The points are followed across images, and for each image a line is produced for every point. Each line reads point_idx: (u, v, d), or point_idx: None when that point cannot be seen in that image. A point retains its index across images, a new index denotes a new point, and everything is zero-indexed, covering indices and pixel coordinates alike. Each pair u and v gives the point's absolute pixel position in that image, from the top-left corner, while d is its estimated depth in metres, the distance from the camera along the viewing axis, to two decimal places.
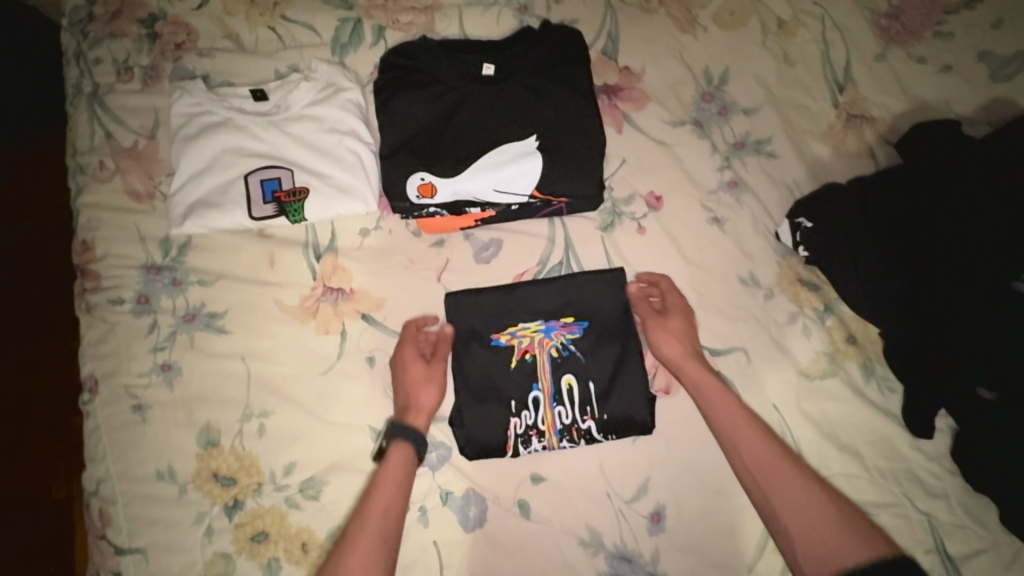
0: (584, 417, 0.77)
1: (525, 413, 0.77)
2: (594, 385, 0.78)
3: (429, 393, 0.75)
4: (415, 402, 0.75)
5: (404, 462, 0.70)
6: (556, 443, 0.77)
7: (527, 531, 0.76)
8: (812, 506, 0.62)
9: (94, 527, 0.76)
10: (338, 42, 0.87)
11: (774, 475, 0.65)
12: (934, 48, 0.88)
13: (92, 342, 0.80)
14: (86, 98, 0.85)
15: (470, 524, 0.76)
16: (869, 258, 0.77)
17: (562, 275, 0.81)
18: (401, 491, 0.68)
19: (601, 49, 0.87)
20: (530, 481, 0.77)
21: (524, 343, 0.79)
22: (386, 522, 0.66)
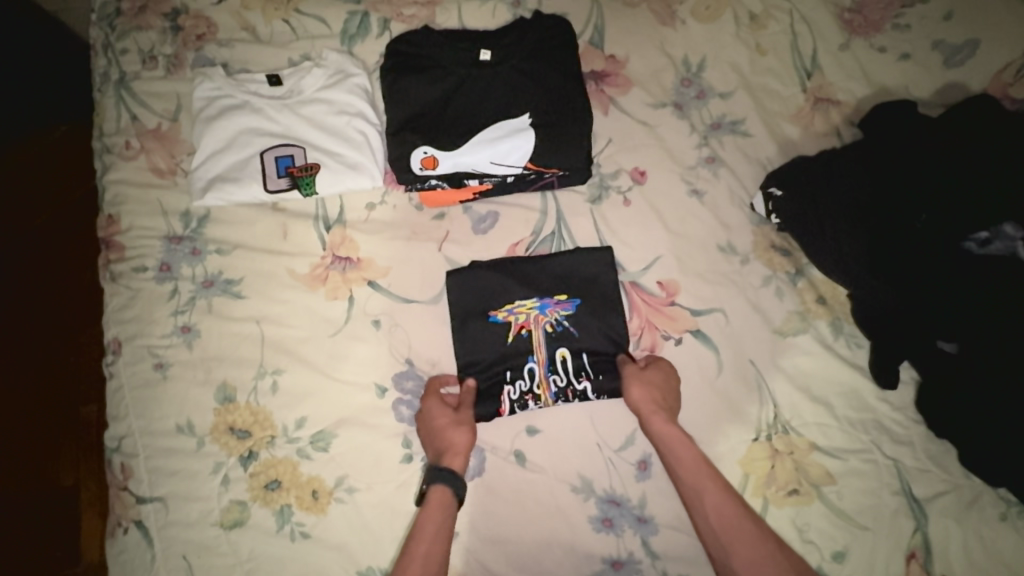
0: (579, 380, 0.83)
1: (520, 381, 0.83)
2: (586, 356, 0.84)
3: (463, 434, 0.78)
4: (450, 447, 0.77)
5: (446, 507, 0.74)
6: (551, 406, 0.83)
7: (523, 479, 0.81)
8: (768, 558, 0.69)
9: (117, 480, 0.81)
10: (346, 34, 0.95)
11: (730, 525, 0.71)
12: (893, 38, 0.96)
13: (116, 308, 0.86)
14: (114, 85, 0.92)
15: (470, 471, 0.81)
16: (836, 227, 0.84)
17: (555, 255, 0.87)
18: (442, 536, 0.73)
19: (588, 39, 0.95)
20: (523, 440, 0.83)
21: (519, 314, 0.85)
22: (432, 547, 0.71)
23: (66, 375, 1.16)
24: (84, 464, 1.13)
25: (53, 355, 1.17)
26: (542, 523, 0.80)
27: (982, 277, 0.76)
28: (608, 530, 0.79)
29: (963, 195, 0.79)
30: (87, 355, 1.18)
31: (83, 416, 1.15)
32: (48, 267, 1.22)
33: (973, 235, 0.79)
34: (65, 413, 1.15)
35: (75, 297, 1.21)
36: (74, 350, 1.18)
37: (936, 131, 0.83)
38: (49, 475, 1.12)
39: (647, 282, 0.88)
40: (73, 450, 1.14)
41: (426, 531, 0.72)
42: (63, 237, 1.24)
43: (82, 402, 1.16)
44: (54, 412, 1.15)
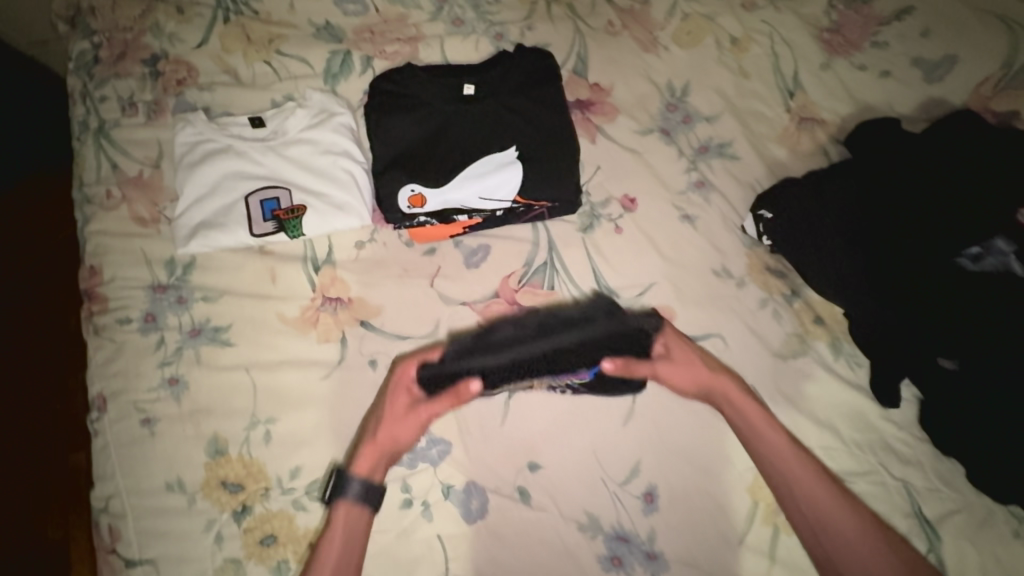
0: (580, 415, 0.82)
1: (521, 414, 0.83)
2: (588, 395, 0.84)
3: (399, 429, 0.77)
4: (375, 445, 0.76)
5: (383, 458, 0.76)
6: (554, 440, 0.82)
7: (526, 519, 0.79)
8: (827, 493, 0.74)
9: (105, 543, 0.78)
10: (329, 72, 0.94)
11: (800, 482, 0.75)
12: (873, 56, 0.97)
13: (101, 362, 0.83)
14: (93, 134, 0.91)
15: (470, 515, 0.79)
16: (827, 245, 0.84)
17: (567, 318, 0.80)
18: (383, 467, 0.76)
19: (572, 69, 0.95)
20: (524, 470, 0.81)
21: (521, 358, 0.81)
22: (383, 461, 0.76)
23: (52, 426, 1.13)
24: (72, 518, 1.08)
25: (39, 404, 1.14)
26: (550, 567, 0.77)
27: (971, 285, 0.77)
28: (618, 570, 0.76)
29: (954, 209, 0.80)
30: (77, 402, 1.16)
31: (72, 464, 1.11)
32: (31, 315, 1.19)
33: (967, 250, 0.80)
34: (53, 464, 1.11)
35: (62, 344, 1.19)
36: (61, 400, 1.15)
37: (918, 147, 0.86)
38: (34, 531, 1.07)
39: (642, 309, 0.86)
40: (60, 503, 1.09)
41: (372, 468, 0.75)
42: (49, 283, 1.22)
43: (70, 450, 1.12)
44: (37, 463, 1.11)
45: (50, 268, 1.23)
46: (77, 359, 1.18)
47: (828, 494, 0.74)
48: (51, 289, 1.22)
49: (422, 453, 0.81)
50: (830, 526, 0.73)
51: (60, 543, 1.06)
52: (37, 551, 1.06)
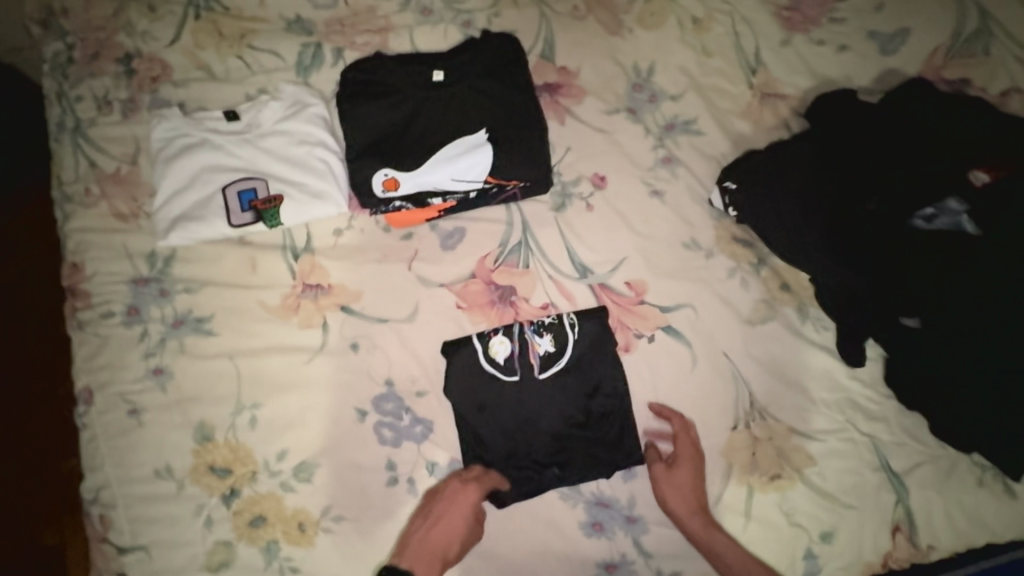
0: (563, 391, 0.83)
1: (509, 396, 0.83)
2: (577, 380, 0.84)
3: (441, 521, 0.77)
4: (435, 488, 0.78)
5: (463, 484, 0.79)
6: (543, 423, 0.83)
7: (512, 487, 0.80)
8: None
9: (96, 532, 0.79)
10: (302, 65, 0.96)
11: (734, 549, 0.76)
12: (830, 31, 1.00)
13: (86, 356, 0.84)
14: (70, 133, 0.92)
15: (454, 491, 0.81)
16: (790, 213, 0.87)
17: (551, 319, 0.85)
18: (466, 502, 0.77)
19: (540, 54, 0.98)
20: (508, 443, 0.81)
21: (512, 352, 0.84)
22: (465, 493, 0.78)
23: (42, 432, 1.14)
24: (66, 523, 1.10)
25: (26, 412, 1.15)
26: (533, 535, 0.79)
27: (926, 246, 0.81)
28: (600, 535, 0.79)
29: (908, 174, 0.84)
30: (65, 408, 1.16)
31: (64, 470, 1.13)
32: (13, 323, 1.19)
33: (921, 212, 0.83)
34: (45, 471, 1.12)
35: (46, 351, 1.19)
36: (49, 406, 1.16)
37: (873, 116, 0.89)
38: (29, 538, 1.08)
39: (615, 283, 0.88)
40: (54, 509, 1.11)
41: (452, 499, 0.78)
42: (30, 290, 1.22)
43: (61, 457, 1.13)
44: (27, 470, 1.11)
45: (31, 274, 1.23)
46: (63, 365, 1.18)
47: None
48: (32, 295, 1.22)
49: (406, 432, 0.83)
50: None
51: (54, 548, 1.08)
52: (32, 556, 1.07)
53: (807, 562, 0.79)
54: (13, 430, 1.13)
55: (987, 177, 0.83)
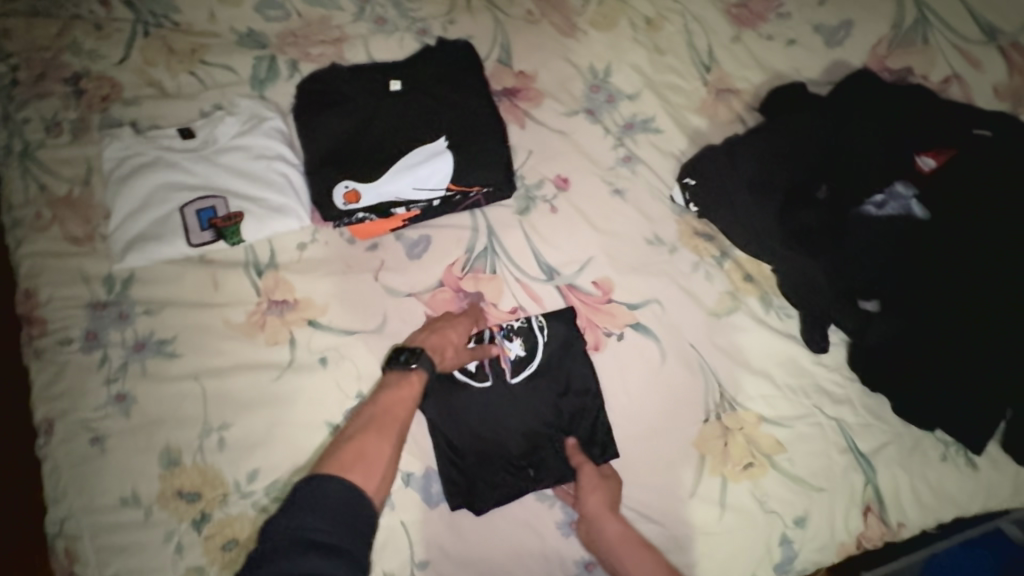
0: (535, 392, 0.83)
1: (482, 403, 0.82)
2: (545, 381, 0.84)
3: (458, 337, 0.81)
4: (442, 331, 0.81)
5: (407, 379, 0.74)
6: (516, 426, 0.82)
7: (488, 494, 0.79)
8: None
9: (62, 566, 0.77)
10: (256, 79, 0.95)
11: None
12: (779, 27, 1.03)
13: (44, 385, 0.82)
14: (17, 157, 0.89)
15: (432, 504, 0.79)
16: (746, 205, 0.88)
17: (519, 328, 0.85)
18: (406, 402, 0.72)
19: (496, 59, 0.98)
20: (484, 450, 0.81)
21: (484, 358, 0.83)
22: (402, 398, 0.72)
23: None
24: None
25: None
26: (513, 539, 0.79)
27: (881, 230, 0.85)
28: (577, 533, 0.80)
29: (858, 162, 0.87)
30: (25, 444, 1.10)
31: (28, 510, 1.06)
32: None
33: (871, 198, 0.87)
34: None
35: None
36: None
37: (823, 107, 0.91)
38: None
39: (582, 283, 0.89)
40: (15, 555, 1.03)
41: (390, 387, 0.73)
42: None
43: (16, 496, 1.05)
44: None
45: None
46: None
47: None
48: None
49: None
50: None
51: None
52: None
53: (783, 547, 0.81)
54: None
55: (932, 162, 0.87)
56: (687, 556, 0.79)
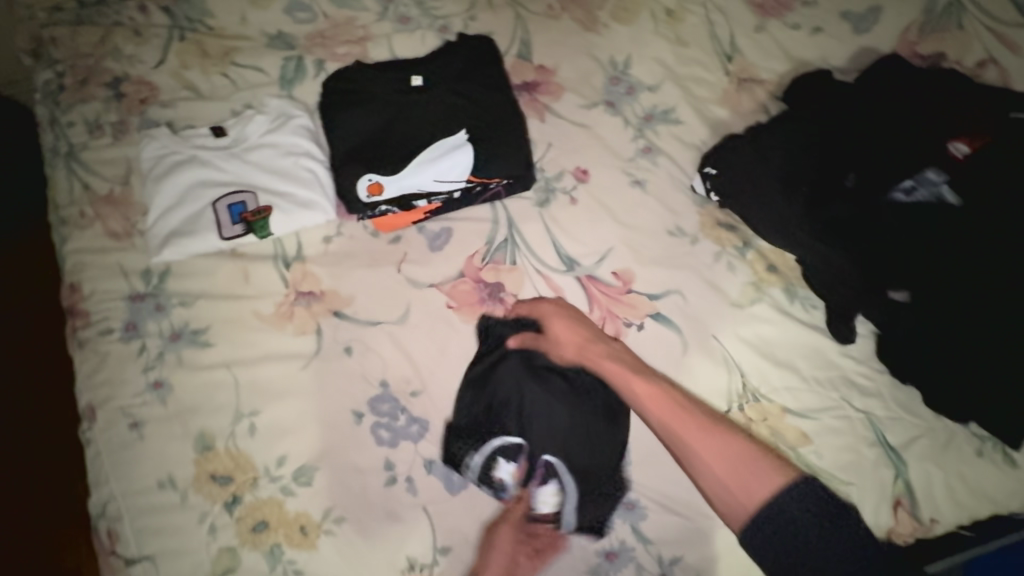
0: (550, 378, 0.83)
1: (498, 390, 0.83)
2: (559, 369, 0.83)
3: (499, 558, 0.76)
4: (487, 570, 0.75)
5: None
6: (532, 413, 0.81)
7: (550, 471, 0.80)
8: (718, 463, 0.65)
9: (105, 546, 0.81)
10: (284, 79, 0.98)
11: (690, 433, 0.68)
12: (804, 15, 1.01)
13: (86, 373, 0.86)
14: (63, 158, 0.94)
15: (569, 488, 0.80)
16: (769, 194, 0.87)
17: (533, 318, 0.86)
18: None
19: (516, 54, 0.99)
20: (524, 444, 0.81)
21: (490, 363, 0.85)
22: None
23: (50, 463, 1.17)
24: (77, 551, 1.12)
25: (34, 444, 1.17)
26: (535, 529, 0.80)
27: (911, 220, 0.82)
28: (598, 524, 0.80)
29: (886, 149, 0.85)
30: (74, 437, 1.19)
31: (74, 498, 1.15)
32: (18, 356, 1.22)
33: (900, 185, 0.84)
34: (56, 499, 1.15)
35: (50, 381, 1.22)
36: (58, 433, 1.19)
37: (849, 95, 0.90)
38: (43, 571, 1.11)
39: (602, 274, 0.89)
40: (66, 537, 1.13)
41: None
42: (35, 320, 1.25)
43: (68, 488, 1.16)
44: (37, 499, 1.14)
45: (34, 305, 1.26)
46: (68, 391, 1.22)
47: (716, 456, 0.65)
48: (37, 326, 1.25)
49: (403, 432, 0.84)
50: (718, 473, 0.64)
51: None
52: None
53: None
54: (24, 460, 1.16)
55: (966, 148, 0.83)
56: (709, 548, 0.79)
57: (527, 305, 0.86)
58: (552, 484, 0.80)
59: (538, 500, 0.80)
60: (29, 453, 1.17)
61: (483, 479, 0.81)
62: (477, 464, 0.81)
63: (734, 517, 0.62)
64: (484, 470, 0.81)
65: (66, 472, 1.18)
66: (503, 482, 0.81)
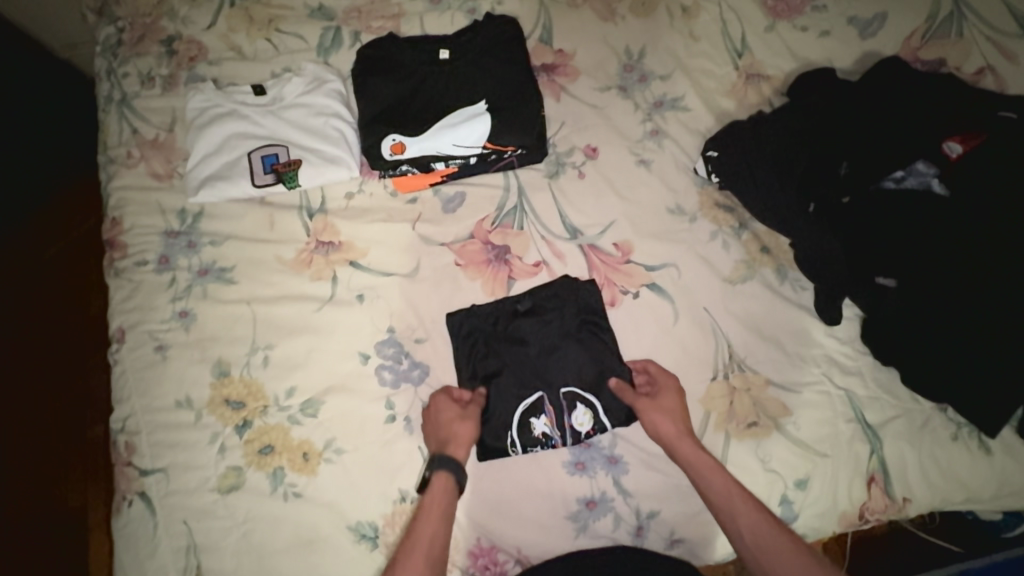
0: (549, 334, 0.88)
1: (499, 342, 0.88)
2: (558, 326, 0.88)
3: (466, 427, 0.82)
4: (454, 436, 0.81)
5: (445, 495, 0.78)
6: (531, 365, 0.87)
7: (574, 397, 0.85)
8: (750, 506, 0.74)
9: (121, 457, 0.87)
10: (322, 47, 1.07)
11: (739, 509, 0.74)
12: (813, 18, 1.07)
13: (120, 299, 0.94)
14: (116, 104, 1.03)
15: (597, 402, 0.84)
16: (765, 177, 0.93)
17: (541, 284, 0.92)
18: (443, 521, 0.76)
19: (538, 38, 1.06)
20: (545, 394, 0.85)
21: (493, 316, 0.90)
22: (431, 546, 0.74)
23: (72, 402, 1.27)
24: (91, 486, 1.23)
25: (60, 383, 1.28)
26: (523, 475, 0.84)
27: (903, 207, 0.87)
28: (581, 473, 0.84)
29: (885, 140, 0.90)
30: (95, 382, 1.29)
31: (89, 438, 1.25)
32: (51, 300, 1.33)
33: (892, 175, 0.90)
34: (75, 435, 1.25)
35: (80, 327, 1.33)
36: (80, 377, 1.29)
37: (853, 90, 0.95)
38: (56, 500, 1.20)
39: (604, 244, 0.94)
40: (80, 471, 1.23)
41: (430, 513, 0.76)
42: (70, 270, 1.36)
43: (87, 424, 1.26)
44: (58, 435, 1.24)
45: (71, 255, 1.37)
46: (94, 340, 1.32)
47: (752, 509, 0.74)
48: (72, 275, 1.36)
49: (405, 374, 0.90)
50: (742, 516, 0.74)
51: (78, 509, 1.21)
52: (58, 515, 1.19)
53: (783, 508, 0.82)
54: (49, 397, 1.27)
55: (959, 148, 0.88)
56: (685, 504, 0.83)
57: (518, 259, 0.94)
58: (582, 405, 0.84)
59: (575, 422, 0.84)
60: (54, 393, 1.27)
61: (520, 443, 0.84)
62: (511, 430, 0.84)
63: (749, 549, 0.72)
64: (521, 433, 0.84)
65: (82, 413, 1.27)
66: (545, 434, 0.84)
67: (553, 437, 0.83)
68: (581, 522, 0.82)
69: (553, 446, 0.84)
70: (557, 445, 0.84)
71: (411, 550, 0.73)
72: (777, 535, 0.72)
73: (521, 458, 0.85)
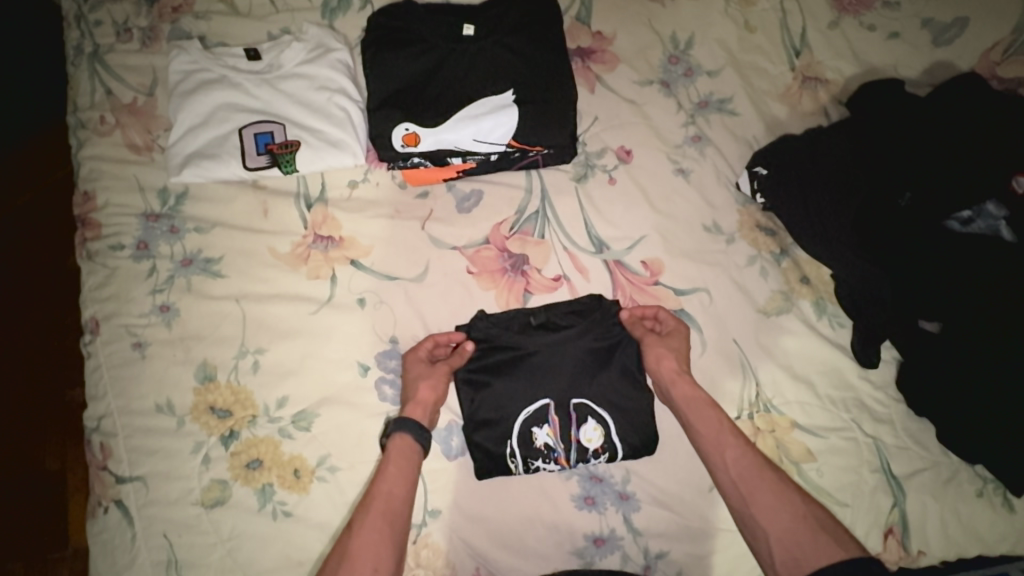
0: (560, 342, 0.80)
1: (503, 351, 0.81)
2: (574, 339, 0.80)
3: (427, 386, 0.77)
4: (413, 397, 0.77)
5: (409, 455, 0.73)
6: (540, 376, 0.78)
7: (584, 410, 0.78)
8: (735, 442, 0.70)
9: (96, 460, 0.80)
10: (327, 7, 0.94)
11: (728, 443, 0.70)
12: (883, 16, 0.95)
13: (93, 286, 0.84)
14: (87, 57, 0.90)
15: (609, 418, 0.78)
16: (818, 203, 0.85)
17: (559, 301, 0.84)
18: (405, 480, 0.71)
19: (575, 15, 0.94)
20: (551, 403, 0.78)
21: (503, 322, 0.83)
22: (390, 505, 0.69)
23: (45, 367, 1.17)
24: (70, 452, 1.15)
25: (30, 347, 1.18)
26: (526, 507, 0.80)
27: (964, 251, 0.78)
28: (590, 508, 0.80)
29: (959, 170, 0.80)
30: (67, 346, 1.19)
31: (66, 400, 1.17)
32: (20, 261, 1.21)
33: (957, 215, 0.82)
34: (50, 400, 1.16)
35: (50, 290, 1.21)
36: (55, 341, 1.19)
37: (925, 108, 0.84)
38: (30, 470, 1.13)
39: (630, 261, 0.86)
40: (55, 439, 1.15)
41: (388, 473, 0.71)
42: (36, 229, 1.23)
43: (66, 386, 1.17)
44: (31, 402, 1.16)
45: (37, 213, 1.24)
46: (66, 302, 1.21)
47: (743, 448, 0.69)
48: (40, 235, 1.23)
49: None
50: (732, 452, 0.69)
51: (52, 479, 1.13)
52: (33, 485, 1.12)
53: None
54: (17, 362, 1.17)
55: None
56: (696, 546, 0.79)
57: (534, 269, 0.86)
58: (592, 419, 0.78)
59: (583, 437, 0.77)
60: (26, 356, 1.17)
61: (520, 455, 0.77)
62: (512, 440, 0.77)
63: (734, 489, 0.67)
64: (522, 444, 0.77)
65: (55, 377, 1.17)
66: (547, 445, 0.77)
67: (556, 449, 0.77)
68: (587, 559, 0.78)
69: (556, 461, 0.78)
70: (560, 457, 0.78)
71: (369, 509, 0.68)
72: (764, 466, 0.68)
73: (525, 483, 0.80)
